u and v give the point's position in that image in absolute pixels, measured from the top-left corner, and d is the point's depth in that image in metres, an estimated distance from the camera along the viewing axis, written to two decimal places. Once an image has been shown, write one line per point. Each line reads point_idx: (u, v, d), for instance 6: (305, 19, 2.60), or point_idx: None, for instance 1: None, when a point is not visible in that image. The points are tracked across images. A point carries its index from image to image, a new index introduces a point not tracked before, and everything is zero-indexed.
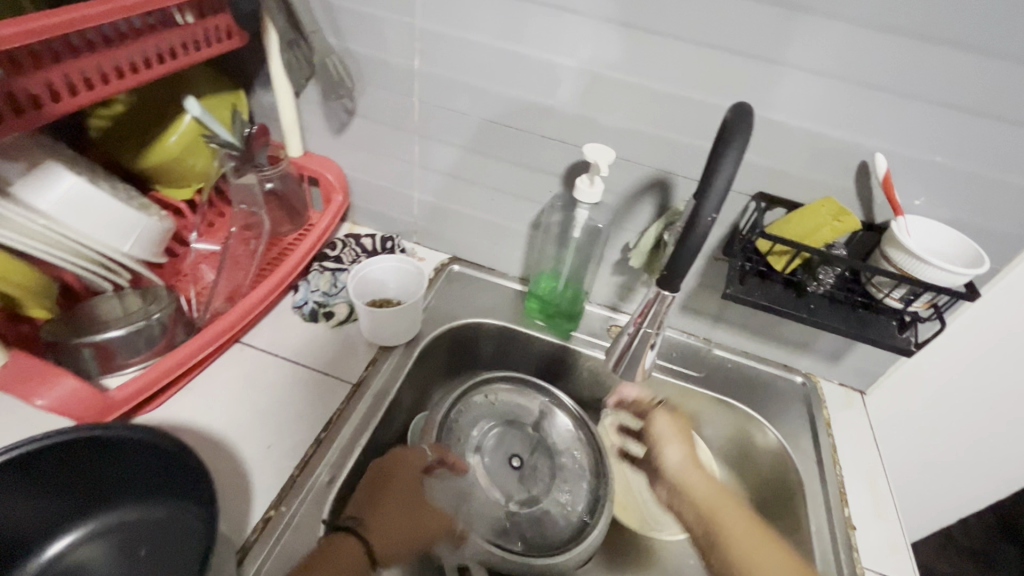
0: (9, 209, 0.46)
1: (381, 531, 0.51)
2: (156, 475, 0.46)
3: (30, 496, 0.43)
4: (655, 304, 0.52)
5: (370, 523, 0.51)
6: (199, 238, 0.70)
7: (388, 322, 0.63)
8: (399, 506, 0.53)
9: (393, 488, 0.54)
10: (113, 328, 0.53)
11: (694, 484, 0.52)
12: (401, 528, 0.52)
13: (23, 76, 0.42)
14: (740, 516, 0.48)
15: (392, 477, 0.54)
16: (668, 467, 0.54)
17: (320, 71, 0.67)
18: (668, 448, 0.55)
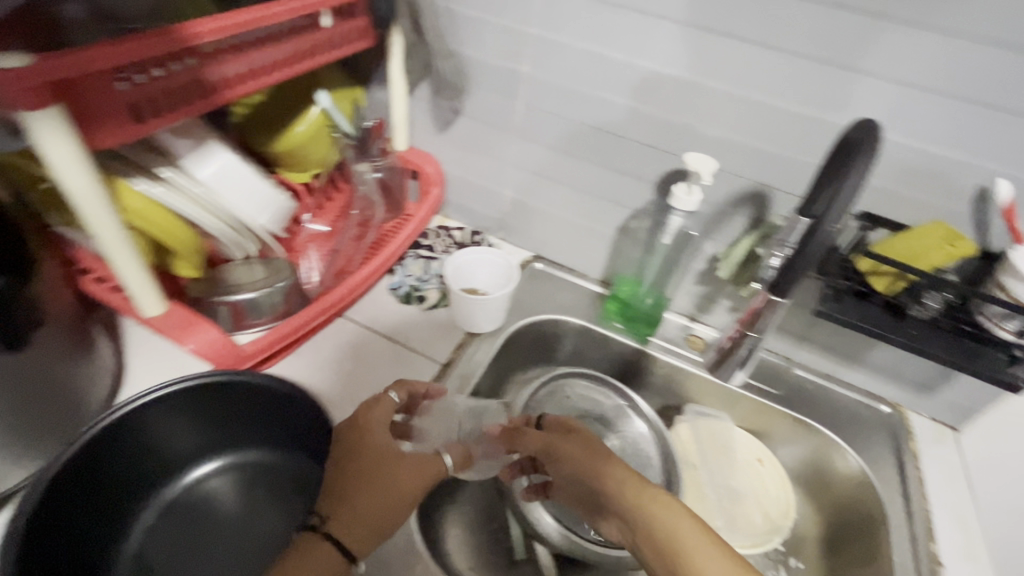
0: (179, 178, 0.54)
1: (349, 514, 0.44)
2: (283, 422, 0.52)
3: (183, 425, 0.50)
4: (761, 308, 0.52)
5: (336, 510, 0.44)
6: (312, 219, 0.77)
7: (477, 311, 0.67)
8: (368, 480, 0.45)
9: (355, 463, 0.46)
10: (244, 291, 0.59)
11: (640, 515, 0.46)
12: (377, 503, 0.45)
13: (209, 66, 0.48)
14: (704, 547, 0.43)
15: (351, 447, 0.47)
16: (609, 499, 0.49)
17: (433, 70, 0.72)
18: (597, 481, 0.50)
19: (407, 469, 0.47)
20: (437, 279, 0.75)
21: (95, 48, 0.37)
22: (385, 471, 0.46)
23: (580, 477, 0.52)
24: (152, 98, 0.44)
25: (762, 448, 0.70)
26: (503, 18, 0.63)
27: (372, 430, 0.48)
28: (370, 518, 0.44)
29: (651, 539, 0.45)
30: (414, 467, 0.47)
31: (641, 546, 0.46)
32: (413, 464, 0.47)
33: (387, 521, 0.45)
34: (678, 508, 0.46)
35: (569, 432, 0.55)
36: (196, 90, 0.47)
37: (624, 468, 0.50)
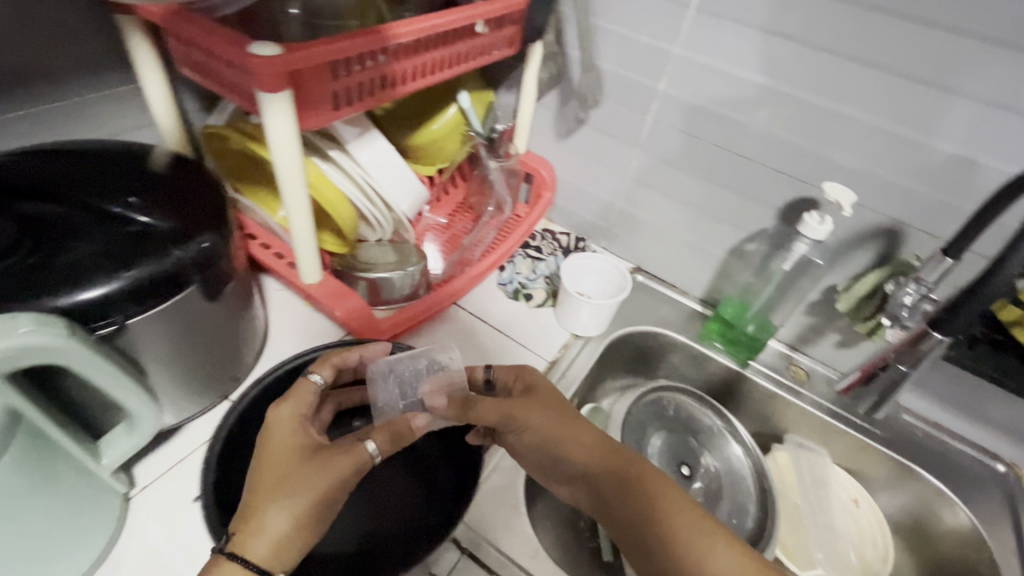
0: (345, 160, 0.59)
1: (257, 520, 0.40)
2: None
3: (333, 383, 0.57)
4: (919, 339, 0.55)
5: (245, 520, 0.41)
6: (431, 210, 0.82)
7: (585, 314, 0.70)
8: (275, 488, 0.42)
9: (267, 468, 0.43)
10: (380, 269, 0.64)
11: (614, 477, 0.48)
12: (281, 515, 0.41)
13: (395, 63, 0.52)
14: (680, 515, 0.45)
15: (262, 451, 0.44)
16: (576, 466, 0.50)
17: (565, 79, 0.75)
18: (565, 446, 0.50)
19: (317, 472, 0.43)
20: (544, 279, 0.78)
21: (323, 44, 0.43)
22: (295, 477, 0.42)
23: (542, 445, 0.51)
24: (349, 89, 0.49)
25: (858, 489, 0.69)
26: (644, 35, 0.65)
27: (284, 429, 0.45)
28: (279, 531, 0.41)
29: (625, 502, 0.47)
30: (321, 467, 0.43)
31: (612, 502, 0.48)
32: (322, 464, 0.43)
33: (301, 532, 0.41)
34: (657, 475, 0.48)
35: (531, 393, 0.53)
36: (380, 83, 0.52)
37: (587, 429, 0.51)
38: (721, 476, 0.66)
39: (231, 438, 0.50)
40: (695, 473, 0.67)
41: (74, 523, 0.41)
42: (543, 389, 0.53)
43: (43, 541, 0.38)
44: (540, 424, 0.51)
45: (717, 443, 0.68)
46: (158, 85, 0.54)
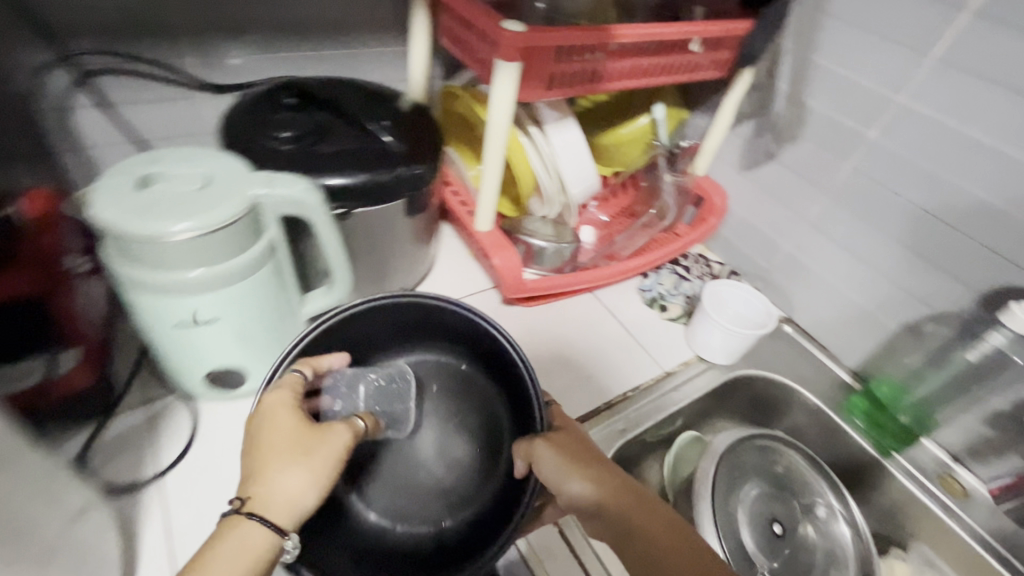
0: (538, 136, 0.67)
1: (264, 486, 0.39)
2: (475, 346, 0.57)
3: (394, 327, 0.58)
4: None
5: (252, 487, 0.40)
6: (598, 206, 0.87)
7: (716, 338, 0.69)
8: (284, 453, 0.41)
9: (266, 438, 0.41)
10: (538, 237, 0.71)
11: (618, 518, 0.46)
12: (289, 480, 0.40)
13: (610, 61, 0.59)
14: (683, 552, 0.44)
15: (253, 427, 0.42)
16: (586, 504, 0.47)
17: (766, 111, 0.75)
18: (576, 484, 0.47)
19: (321, 436, 0.42)
20: (684, 297, 0.78)
21: (555, 32, 0.51)
22: (304, 442, 0.41)
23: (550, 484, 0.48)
24: (563, 74, 0.57)
25: None
26: (867, 79, 0.63)
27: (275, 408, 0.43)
28: (292, 494, 0.40)
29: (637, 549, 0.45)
30: (322, 437, 0.42)
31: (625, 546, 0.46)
32: (327, 432, 0.43)
33: (309, 499, 0.40)
34: (666, 512, 0.47)
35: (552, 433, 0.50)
36: (592, 76, 0.59)
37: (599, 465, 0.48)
38: (815, 552, 0.61)
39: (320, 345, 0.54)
40: (789, 535, 0.62)
41: (277, 346, 0.55)
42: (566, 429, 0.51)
43: (259, 346, 0.52)
44: (547, 467, 0.47)
45: (822, 517, 0.63)
46: (423, 53, 0.67)
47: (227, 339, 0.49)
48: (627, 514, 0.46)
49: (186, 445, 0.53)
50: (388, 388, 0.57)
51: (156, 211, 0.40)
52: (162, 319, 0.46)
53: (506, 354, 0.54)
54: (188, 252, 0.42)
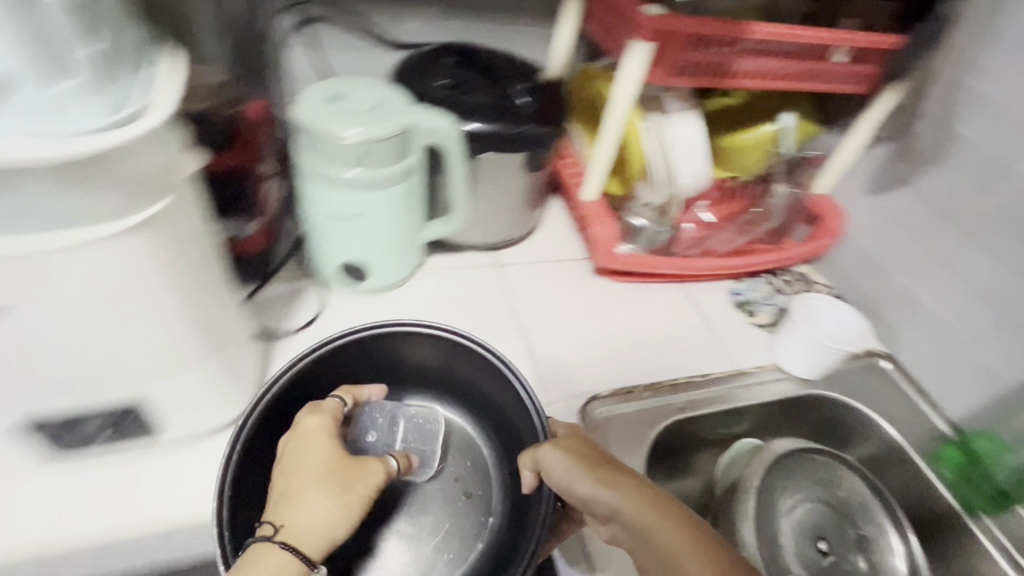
0: (656, 122, 0.72)
1: (299, 511, 0.42)
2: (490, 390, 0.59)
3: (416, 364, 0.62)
4: None
5: (287, 511, 0.42)
6: (707, 208, 0.83)
7: (801, 349, 0.68)
8: (322, 480, 0.44)
9: (300, 464, 0.45)
10: (637, 217, 0.76)
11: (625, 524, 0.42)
12: (321, 506, 0.43)
13: (742, 58, 0.62)
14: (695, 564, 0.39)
15: (288, 457, 0.46)
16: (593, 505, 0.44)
17: (907, 135, 0.72)
18: (579, 484, 0.44)
19: (357, 470, 0.46)
20: (775, 308, 0.78)
21: (690, 20, 0.56)
22: (342, 470, 0.45)
23: (557, 488, 0.45)
24: (693, 64, 0.61)
25: None
26: None
27: (309, 439, 0.47)
28: (322, 522, 0.42)
29: (648, 556, 0.41)
30: (354, 469, 0.46)
31: (639, 548, 0.42)
32: (363, 466, 0.47)
33: (337, 532, 0.43)
34: (683, 520, 0.41)
35: (558, 437, 0.48)
36: (722, 70, 0.62)
37: (607, 466, 0.45)
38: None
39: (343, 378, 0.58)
40: (833, 555, 0.62)
41: (396, 257, 0.65)
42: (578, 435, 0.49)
43: (383, 251, 0.63)
44: (558, 463, 0.45)
45: (874, 546, 0.61)
46: (569, 38, 0.74)
47: (363, 237, 0.61)
48: (636, 520, 0.41)
49: (313, 317, 0.65)
50: (420, 426, 0.62)
51: (337, 119, 0.52)
52: (321, 209, 0.58)
53: (502, 386, 0.57)
54: (352, 156, 0.53)
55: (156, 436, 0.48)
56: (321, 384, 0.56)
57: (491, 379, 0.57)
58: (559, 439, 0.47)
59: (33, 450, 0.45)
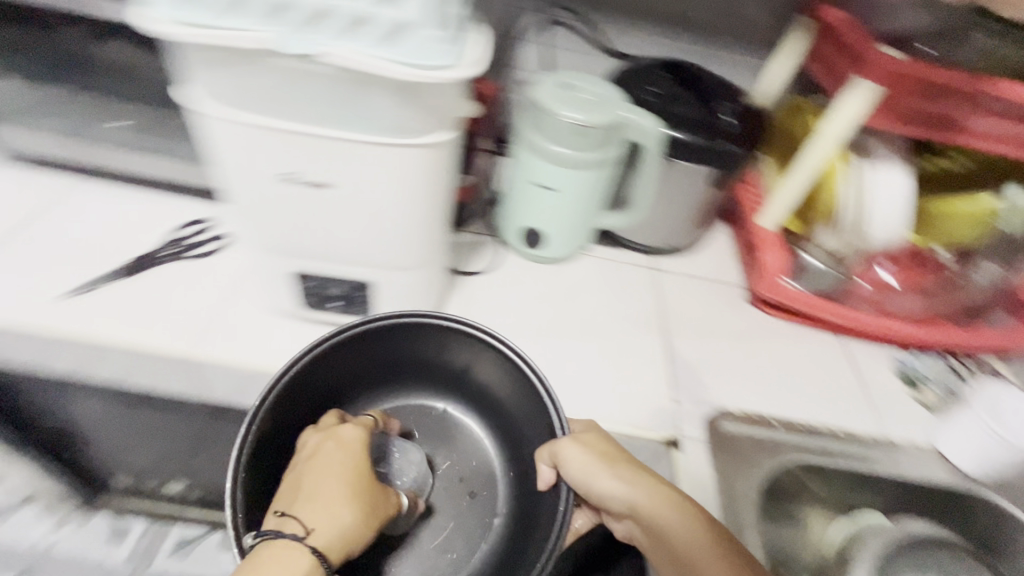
0: (861, 165, 0.70)
1: (324, 513, 0.45)
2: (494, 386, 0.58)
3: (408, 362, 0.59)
4: None
5: (312, 512, 0.45)
6: (891, 274, 0.75)
7: (971, 437, 0.62)
8: (348, 492, 0.47)
9: (327, 469, 0.48)
10: (813, 257, 0.75)
11: (644, 520, 0.48)
12: (353, 515, 0.46)
13: (981, 116, 0.59)
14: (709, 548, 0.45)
15: (318, 459, 0.48)
16: (613, 500, 0.49)
17: None
18: (597, 481, 0.48)
19: (378, 494, 0.49)
20: (948, 390, 0.71)
21: (936, 69, 0.55)
22: (367, 487, 0.48)
23: (576, 486, 0.49)
24: (922, 114, 0.59)
25: None
26: None
27: (339, 444, 0.50)
28: (343, 533, 0.45)
29: (665, 548, 0.47)
30: (381, 497, 0.50)
31: (652, 539, 0.48)
32: (381, 490, 0.50)
33: (353, 544, 0.46)
34: (699, 514, 0.48)
35: (580, 434, 0.52)
36: (954, 125, 0.60)
37: (624, 466, 0.50)
38: None
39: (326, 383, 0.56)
40: None
41: (570, 234, 0.73)
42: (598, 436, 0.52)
43: (563, 225, 0.71)
44: (577, 464, 0.48)
45: None
46: (782, 75, 0.76)
47: (552, 208, 0.69)
48: (656, 517, 0.47)
49: (488, 267, 0.73)
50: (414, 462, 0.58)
51: (565, 102, 0.61)
52: (527, 175, 0.68)
53: (506, 382, 0.56)
54: (569, 135, 0.62)
55: (363, 315, 0.59)
56: (303, 389, 0.53)
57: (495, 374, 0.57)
58: (577, 436, 0.50)
59: (284, 295, 0.58)
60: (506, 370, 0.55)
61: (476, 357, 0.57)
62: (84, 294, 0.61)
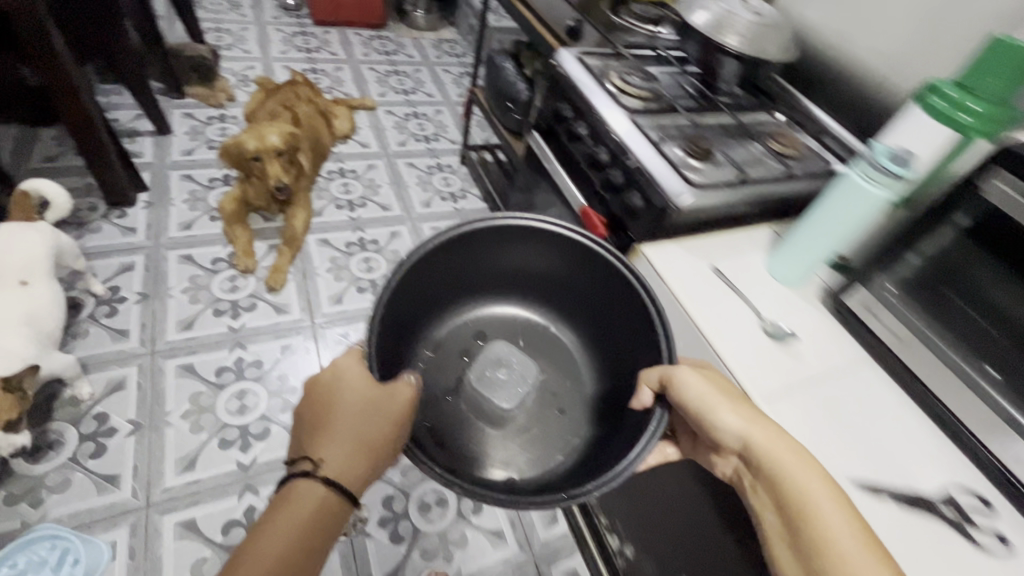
0: None
1: (335, 458, 0.68)
2: (608, 312, 0.96)
3: (510, 287, 1.06)
4: None
5: (322, 459, 0.68)
6: None
7: None
8: (366, 434, 0.68)
9: (334, 421, 0.70)
10: None
11: (756, 458, 0.61)
12: (366, 442, 0.69)
13: None
14: (826, 499, 0.57)
15: (323, 412, 0.70)
16: (723, 431, 0.64)
17: None
18: (715, 412, 0.64)
19: (388, 420, 0.69)
20: None
21: None
22: (377, 418, 0.69)
23: (694, 414, 0.64)
24: None
25: None
26: None
27: (345, 394, 0.70)
28: (358, 465, 0.68)
29: (773, 486, 0.60)
30: (398, 417, 0.69)
31: (776, 489, 0.59)
32: (392, 410, 0.69)
33: (376, 456, 0.70)
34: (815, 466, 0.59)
35: (702, 368, 0.69)
36: None
37: (740, 403, 0.65)
38: None
39: (461, 282, 1.00)
40: None
41: None
42: (710, 369, 0.69)
43: None
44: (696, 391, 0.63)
45: None
46: None
47: None
48: (767, 454, 0.60)
49: None
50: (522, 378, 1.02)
51: None
52: None
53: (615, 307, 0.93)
54: None
55: None
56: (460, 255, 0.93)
57: (583, 286, 1.00)
58: (702, 366, 0.67)
59: None
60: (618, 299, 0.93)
61: (599, 290, 0.96)
62: (872, 493, 0.60)
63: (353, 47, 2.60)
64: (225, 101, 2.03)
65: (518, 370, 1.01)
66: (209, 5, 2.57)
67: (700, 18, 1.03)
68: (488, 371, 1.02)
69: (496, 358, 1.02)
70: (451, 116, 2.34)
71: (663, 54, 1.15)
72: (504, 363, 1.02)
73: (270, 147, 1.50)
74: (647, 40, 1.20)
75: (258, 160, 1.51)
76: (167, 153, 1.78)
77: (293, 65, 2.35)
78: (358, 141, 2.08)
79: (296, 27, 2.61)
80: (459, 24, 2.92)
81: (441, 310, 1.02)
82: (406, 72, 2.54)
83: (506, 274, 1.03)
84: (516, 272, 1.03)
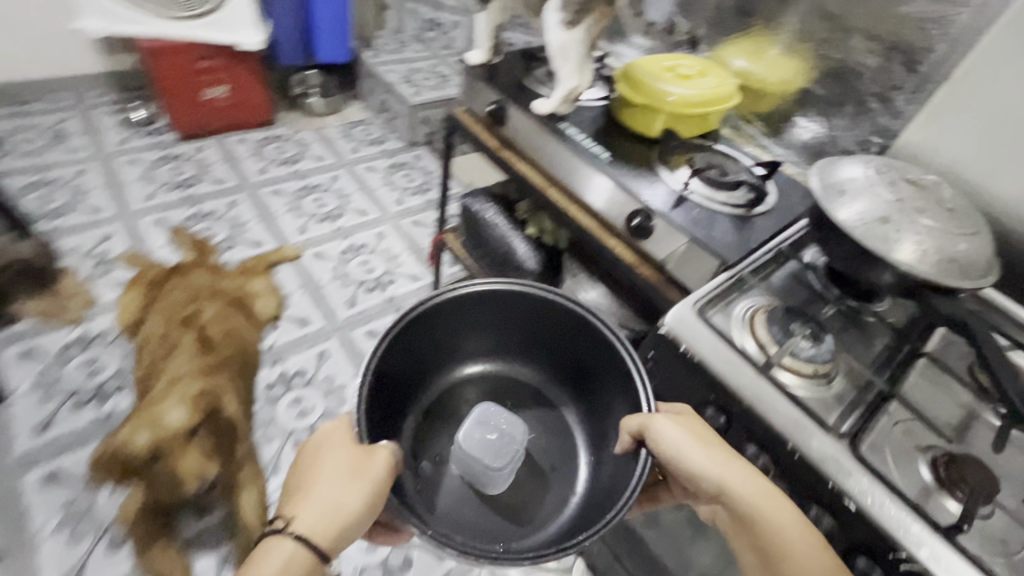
0: None
1: (307, 520, 0.58)
2: (591, 364, 0.71)
3: (486, 353, 0.78)
4: None
5: (296, 517, 0.59)
6: None
7: None
8: (339, 496, 0.58)
9: (313, 481, 0.60)
10: None
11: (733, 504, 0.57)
12: (339, 509, 0.57)
13: None
14: (804, 555, 0.53)
15: (308, 467, 0.62)
16: (705, 480, 0.59)
17: None
18: (693, 458, 0.59)
19: (366, 485, 0.57)
20: None
21: None
22: (355, 473, 0.57)
23: (665, 459, 0.59)
24: None
25: None
26: None
27: (331, 446, 0.61)
28: (337, 527, 0.58)
29: (754, 536, 0.56)
30: (376, 484, 0.57)
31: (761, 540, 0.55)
32: (371, 470, 0.57)
33: (347, 524, 0.58)
34: (791, 510, 0.56)
35: (682, 414, 0.63)
36: None
37: (717, 452, 0.59)
38: None
39: (419, 369, 0.73)
40: None
41: None
42: (690, 417, 0.63)
43: None
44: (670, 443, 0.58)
45: None
46: None
47: None
48: (747, 502, 0.56)
49: None
50: (505, 445, 0.72)
51: None
52: None
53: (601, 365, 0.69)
54: None
55: None
56: (418, 328, 0.69)
57: (554, 341, 0.74)
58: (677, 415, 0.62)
59: None
60: (601, 355, 0.68)
61: (585, 346, 0.70)
62: None
63: (242, 163, 2.01)
64: (84, 310, 1.42)
65: (510, 431, 0.74)
66: (18, 145, 1.85)
67: (856, 223, 0.68)
68: (474, 431, 0.74)
69: (482, 418, 0.75)
70: (398, 238, 1.86)
71: (783, 250, 0.79)
72: (490, 424, 0.75)
73: (171, 432, 1.13)
74: (744, 223, 0.83)
75: (163, 456, 1.12)
76: (10, 440, 1.16)
77: (167, 216, 1.74)
78: (293, 317, 1.54)
79: (157, 150, 1.96)
80: (366, 98, 2.38)
81: (421, 388, 0.74)
82: (322, 185, 1.99)
83: (472, 344, 0.77)
84: (485, 340, 0.77)
